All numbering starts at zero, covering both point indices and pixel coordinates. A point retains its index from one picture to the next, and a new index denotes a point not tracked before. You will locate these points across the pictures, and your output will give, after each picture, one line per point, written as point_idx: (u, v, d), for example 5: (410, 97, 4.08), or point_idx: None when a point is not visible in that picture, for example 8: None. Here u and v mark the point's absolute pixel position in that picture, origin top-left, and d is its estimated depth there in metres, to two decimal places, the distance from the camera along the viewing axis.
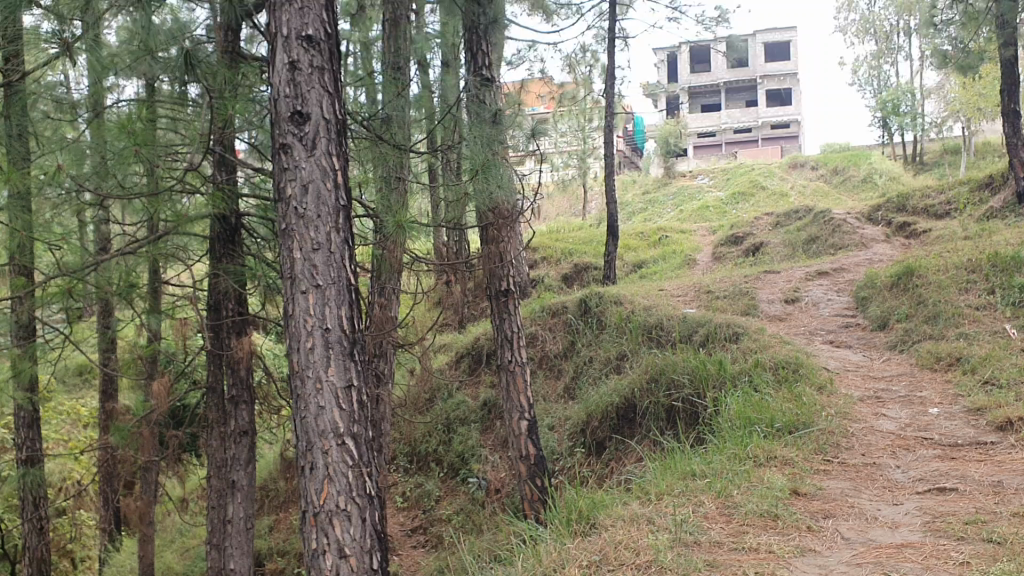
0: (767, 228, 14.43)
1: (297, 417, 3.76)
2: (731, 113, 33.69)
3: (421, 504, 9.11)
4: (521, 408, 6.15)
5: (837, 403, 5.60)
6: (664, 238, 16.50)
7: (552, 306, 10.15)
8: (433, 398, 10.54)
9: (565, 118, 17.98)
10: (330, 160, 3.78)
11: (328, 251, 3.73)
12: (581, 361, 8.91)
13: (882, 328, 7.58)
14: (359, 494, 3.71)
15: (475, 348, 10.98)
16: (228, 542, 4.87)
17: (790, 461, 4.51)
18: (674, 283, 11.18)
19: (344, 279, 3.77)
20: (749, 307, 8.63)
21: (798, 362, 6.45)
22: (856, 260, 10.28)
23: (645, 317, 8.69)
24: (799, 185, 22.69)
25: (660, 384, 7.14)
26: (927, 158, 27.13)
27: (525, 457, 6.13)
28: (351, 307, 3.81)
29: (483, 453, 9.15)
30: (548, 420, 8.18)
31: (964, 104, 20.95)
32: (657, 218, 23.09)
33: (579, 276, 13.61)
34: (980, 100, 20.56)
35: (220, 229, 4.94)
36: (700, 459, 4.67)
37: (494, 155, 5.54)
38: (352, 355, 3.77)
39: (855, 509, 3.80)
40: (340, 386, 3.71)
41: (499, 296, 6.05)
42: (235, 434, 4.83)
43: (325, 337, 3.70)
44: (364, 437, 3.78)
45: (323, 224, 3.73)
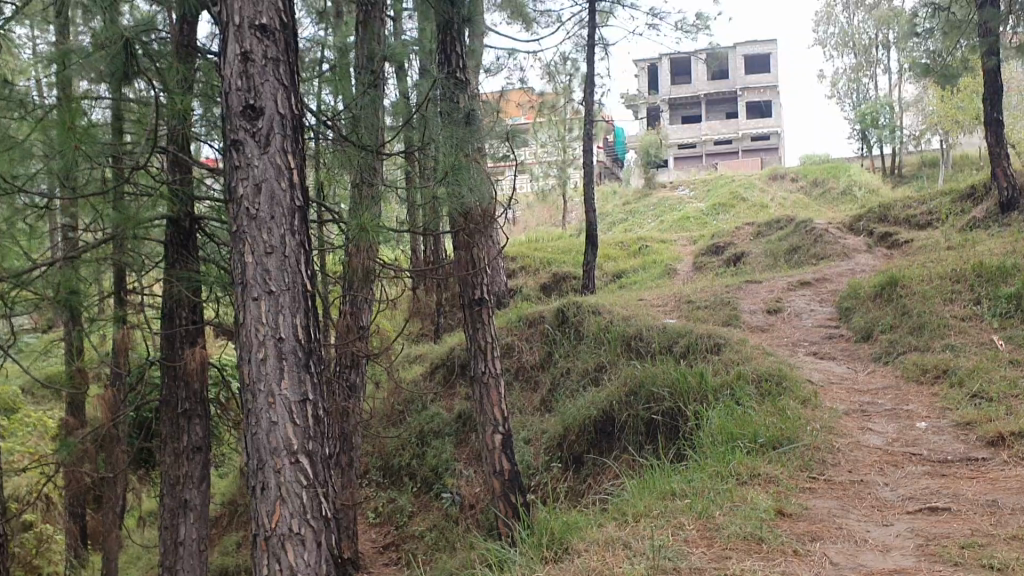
0: (748, 238, 14.27)
1: (248, 434, 3.50)
2: (711, 125, 33.37)
3: (393, 519, 8.84)
4: (495, 421, 5.90)
5: (821, 417, 5.39)
6: (644, 248, 16.33)
7: (530, 316, 9.91)
8: (406, 410, 10.27)
9: (545, 127, 17.79)
10: (284, 157, 3.54)
11: (282, 255, 3.48)
12: (558, 373, 8.67)
13: (866, 339, 7.40)
14: (314, 517, 3.44)
15: (449, 359, 10.69)
16: (179, 566, 4.60)
17: (774, 479, 4.30)
18: (653, 293, 10.98)
19: (299, 285, 3.52)
20: (730, 318, 8.43)
21: (781, 374, 6.24)
22: (838, 270, 10.11)
23: (623, 328, 8.47)
24: (779, 197, 22.61)
25: (639, 397, 6.91)
26: (905, 170, 27.16)
27: (499, 472, 5.87)
28: (307, 316, 3.56)
29: (458, 467, 8.89)
30: (524, 434, 7.93)
31: (943, 117, 20.88)
32: (637, 228, 22.97)
33: (558, 286, 13.39)
34: (958, 113, 20.50)
35: (173, 233, 4.66)
36: (681, 477, 4.45)
37: (465, 157, 5.32)
38: (308, 366, 3.52)
39: (843, 531, 3.58)
40: (294, 400, 3.45)
41: (472, 305, 5.81)
42: (188, 450, 4.58)
43: (278, 347, 3.44)
44: (320, 455, 3.52)
45: (277, 226, 3.48)
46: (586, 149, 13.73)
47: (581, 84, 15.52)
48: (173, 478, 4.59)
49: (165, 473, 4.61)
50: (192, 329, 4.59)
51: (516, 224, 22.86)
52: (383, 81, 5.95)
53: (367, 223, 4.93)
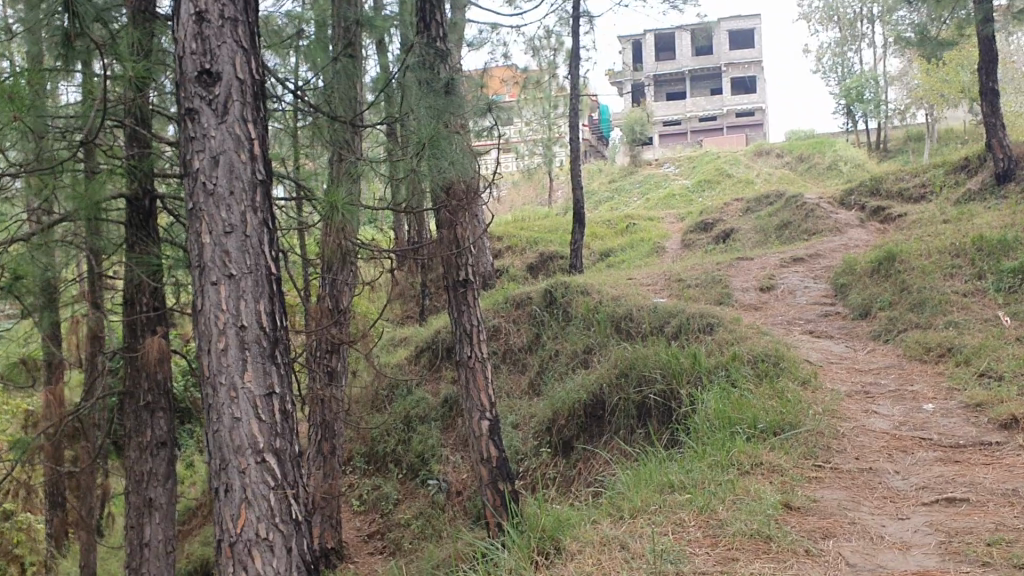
0: (737, 213, 14.01)
1: (208, 431, 3.20)
2: (696, 102, 33.06)
3: (378, 507, 8.57)
4: (481, 407, 5.60)
5: (823, 399, 5.13)
6: (631, 225, 16.06)
7: (515, 297, 9.61)
8: (391, 395, 9.98)
9: (529, 104, 17.44)
10: (244, 127, 3.22)
11: (243, 235, 3.17)
12: (546, 356, 8.40)
13: (864, 316, 7.15)
14: (282, 520, 3.15)
15: (434, 342, 10.38)
16: (145, 569, 4.29)
17: (778, 468, 4.04)
18: (643, 272, 10.69)
19: (264, 267, 3.22)
20: (723, 296, 8.16)
21: (779, 355, 5.98)
22: (831, 245, 9.86)
23: (613, 308, 8.18)
24: (765, 172, 22.36)
25: (630, 379, 6.64)
26: (891, 144, 26.92)
27: (487, 460, 5.58)
28: (272, 301, 3.25)
29: (444, 453, 8.62)
30: (511, 419, 7.66)
31: (928, 90, 20.60)
32: (623, 205, 22.69)
33: (544, 266, 13.10)
34: (944, 86, 20.20)
35: (131, 214, 4.31)
36: (678, 467, 4.18)
37: (446, 128, 5.00)
38: (274, 357, 3.22)
39: (856, 526, 3.33)
40: (259, 393, 3.15)
41: (457, 286, 5.51)
42: (152, 445, 4.25)
43: (240, 336, 3.14)
44: (289, 452, 3.23)
45: (236, 204, 3.17)
46: (572, 125, 13.41)
47: (566, 59, 15.18)
48: (137, 474, 4.26)
49: (129, 468, 4.29)
50: (154, 315, 4.29)
51: (500, 203, 22.51)
52: (361, 51, 5.61)
53: (340, 199, 4.62)
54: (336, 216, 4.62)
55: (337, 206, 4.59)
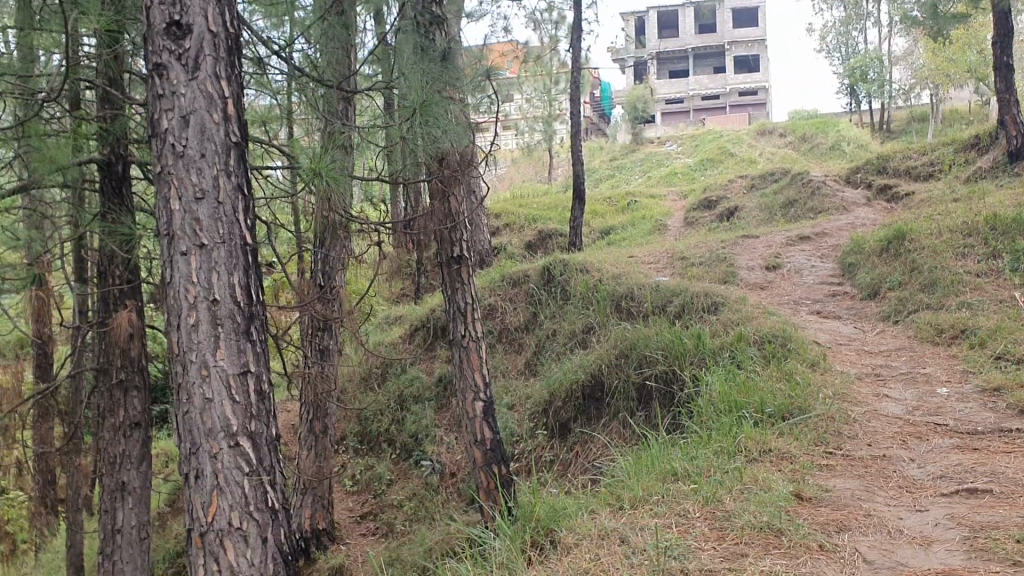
0: (741, 191, 13.75)
1: (178, 414, 2.96)
2: (699, 80, 32.68)
3: (371, 487, 8.37)
4: (476, 387, 5.38)
5: (833, 383, 4.91)
6: (633, 203, 15.83)
7: (513, 275, 9.38)
8: (385, 373, 9.77)
9: (529, 80, 17.14)
10: (217, 85, 2.96)
11: (215, 201, 2.93)
12: (543, 335, 8.18)
13: (873, 297, 6.92)
14: (257, 509, 2.93)
15: (430, 320, 10.15)
16: (117, 556, 4.10)
17: (787, 455, 3.83)
18: (644, 250, 10.45)
19: (238, 237, 2.98)
20: (726, 275, 7.91)
21: (786, 336, 5.75)
22: (838, 224, 9.62)
23: (613, 287, 7.95)
24: (767, 152, 22.04)
25: (630, 359, 6.41)
26: (895, 125, 26.54)
27: (481, 441, 5.37)
28: (248, 274, 3.01)
29: (439, 434, 8.42)
30: (507, 400, 7.45)
31: (934, 70, 20.16)
32: (624, 183, 22.44)
33: (543, 244, 12.86)
34: (950, 65, 19.72)
35: (105, 179, 4.07)
36: (681, 454, 3.96)
37: (439, 93, 4.75)
38: (249, 333, 2.98)
39: (873, 518, 3.11)
40: (232, 373, 2.92)
41: (451, 262, 5.27)
42: (126, 426, 4.02)
43: (212, 311, 2.90)
44: (265, 436, 3.00)
45: (209, 167, 2.93)
46: (573, 100, 13.13)
47: (568, 34, 14.88)
48: (109, 457, 4.06)
49: (102, 450, 4.08)
50: (127, 289, 4.05)
51: (500, 181, 22.27)
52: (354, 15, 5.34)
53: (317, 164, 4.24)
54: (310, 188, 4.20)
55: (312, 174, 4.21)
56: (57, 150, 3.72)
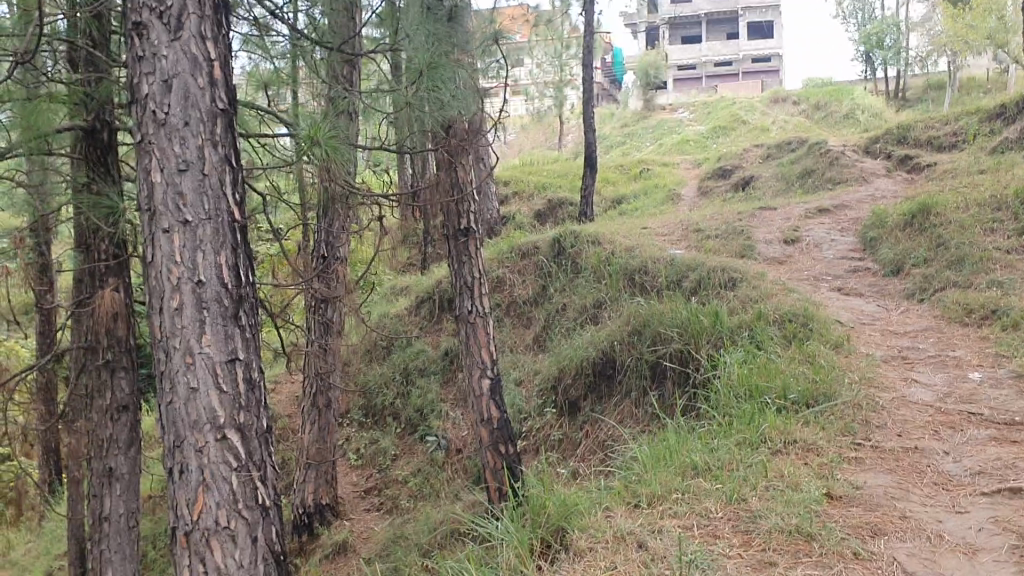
0: (756, 161, 13.44)
1: (161, 404, 2.75)
2: (712, 46, 32.14)
3: (376, 462, 8.18)
4: (483, 364, 5.18)
5: (859, 366, 4.67)
6: (645, 171, 15.54)
7: (522, 246, 9.14)
8: (391, 345, 9.58)
9: (540, 45, 16.80)
10: (203, 46, 2.71)
11: (200, 173, 2.69)
12: (552, 310, 7.95)
13: (896, 273, 6.66)
14: (246, 507, 2.71)
15: (437, 291, 9.93)
16: (105, 545, 3.95)
17: (813, 447, 3.60)
18: (657, 221, 10.18)
19: (225, 213, 2.74)
20: (743, 249, 7.64)
21: (807, 315, 5.50)
22: (858, 196, 9.33)
23: (626, 260, 7.70)
24: (781, 119, 21.63)
25: (643, 337, 6.18)
26: (910, 93, 26.02)
27: (488, 420, 5.19)
28: (236, 252, 2.78)
29: (445, 409, 8.23)
30: (514, 376, 7.24)
31: (952, 37, 19.63)
32: (635, 151, 22.12)
33: (553, 213, 12.60)
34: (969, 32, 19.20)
35: (88, 147, 3.82)
36: (700, 444, 3.74)
37: (444, 55, 4.47)
38: (237, 318, 2.75)
39: (909, 522, 2.88)
40: (219, 360, 2.70)
41: (459, 235, 5.04)
42: (113, 410, 3.82)
43: (197, 293, 2.67)
44: (255, 428, 2.78)
45: (193, 136, 2.68)
46: (585, 67, 12.80)
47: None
48: (97, 441, 3.87)
49: (87, 434, 3.89)
50: (114, 264, 3.81)
51: (509, 148, 21.97)
52: None
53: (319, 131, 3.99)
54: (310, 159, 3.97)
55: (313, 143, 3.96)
56: (37, 114, 3.43)
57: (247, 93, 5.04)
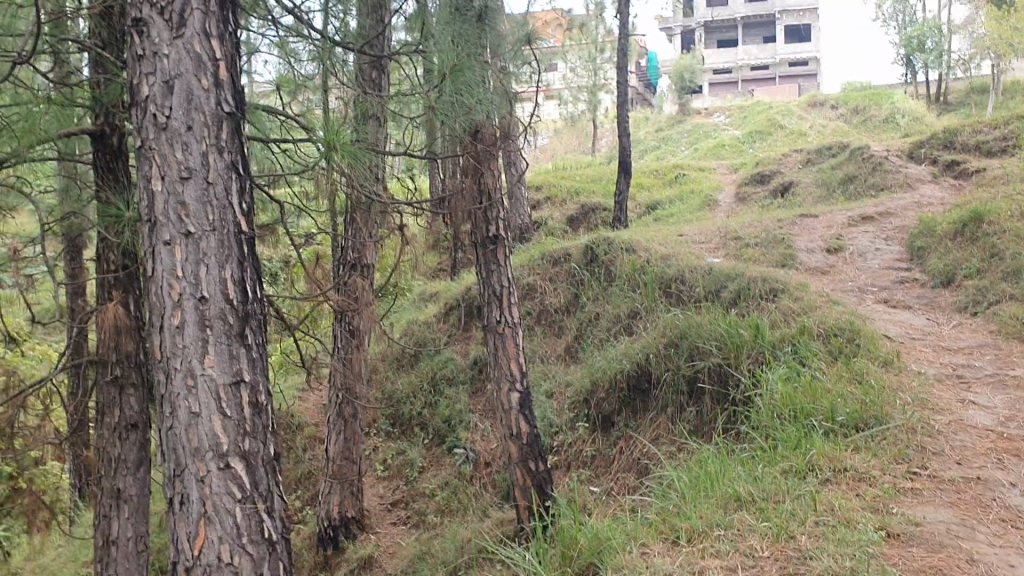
0: (795, 166, 13.10)
1: (162, 429, 2.55)
2: (748, 49, 31.71)
3: (403, 473, 7.95)
4: (512, 377, 5.04)
5: (910, 386, 4.38)
6: (681, 176, 15.25)
7: (553, 254, 8.91)
8: (419, 353, 9.39)
9: (574, 49, 16.59)
10: (207, 44, 2.51)
11: (204, 181, 2.50)
12: (585, 319, 7.70)
13: (946, 285, 6.34)
14: (251, 541, 2.50)
15: (466, 299, 9.72)
16: (112, 570, 3.77)
17: (865, 475, 3.33)
18: (693, 227, 9.90)
19: (231, 223, 2.54)
20: (784, 258, 7.35)
21: (854, 329, 5.21)
22: (903, 202, 8.99)
23: (661, 269, 7.44)
24: (819, 124, 21.20)
25: (679, 349, 5.93)
26: (952, 96, 25.39)
27: (517, 436, 5.04)
28: (243, 266, 2.58)
29: (473, 420, 8.00)
30: (545, 387, 7.01)
31: (996, 39, 19.02)
32: (670, 155, 21.82)
33: (586, 218, 12.36)
34: (1014, 34, 18.50)
35: (98, 153, 3.62)
36: (743, 472, 3.49)
37: (471, 58, 4.26)
38: (243, 337, 2.55)
39: (977, 566, 2.62)
40: (223, 382, 2.50)
41: (488, 243, 4.91)
42: (121, 428, 3.65)
43: (199, 310, 2.48)
44: (261, 455, 2.57)
45: (196, 141, 2.49)
46: (619, 69, 12.55)
47: (614, 2, 14.27)
48: (105, 460, 3.71)
49: (95, 453, 3.72)
50: (123, 277, 3.60)
51: (542, 153, 21.76)
52: None
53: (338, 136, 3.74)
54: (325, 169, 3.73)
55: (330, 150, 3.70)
56: (30, 121, 3.29)
57: (270, 98, 4.87)
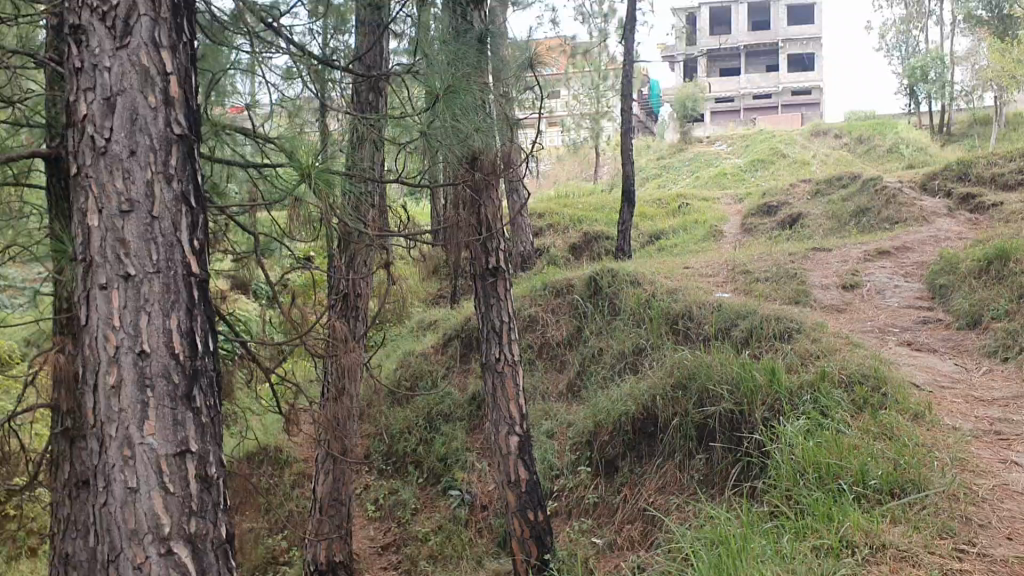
0: (804, 196, 12.76)
1: (93, 507, 2.16)
2: (751, 78, 31.51)
3: (394, 515, 7.47)
4: (510, 419, 4.75)
5: (946, 444, 3.97)
6: (685, 205, 14.91)
7: (555, 284, 8.54)
8: (415, 387, 8.99)
9: (577, 76, 16.33)
10: (156, 56, 2.16)
11: (148, 215, 2.13)
12: (588, 355, 7.31)
13: (972, 327, 5.96)
14: None
15: (464, 330, 9.33)
16: None
17: (909, 554, 2.95)
18: (700, 259, 9.54)
19: (179, 265, 2.17)
20: (798, 295, 6.98)
21: (880, 377, 4.83)
22: (920, 236, 8.64)
23: (668, 304, 7.08)
24: (822, 154, 20.90)
25: (688, 392, 5.54)
26: (956, 127, 25.08)
27: (515, 484, 4.75)
28: (193, 315, 2.21)
29: (470, 459, 7.58)
30: (545, 427, 6.59)
31: (999, 72, 18.56)
32: (672, 183, 21.50)
33: (588, 247, 12.00)
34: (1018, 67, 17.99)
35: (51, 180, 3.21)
36: (770, 548, 3.12)
37: (466, 79, 3.88)
38: (190, 398, 2.17)
39: None
40: (166, 452, 2.12)
41: (486, 275, 4.64)
42: (72, 485, 3.23)
43: (139, 367, 2.10)
44: (211, 536, 2.19)
45: (140, 169, 2.12)
46: (623, 96, 12.25)
47: (618, 28, 14.02)
48: (54, 521, 3.30)
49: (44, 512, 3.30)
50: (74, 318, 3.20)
51: (543, 178, 21.44)
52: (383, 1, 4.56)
53: (318, 165, 3.34)
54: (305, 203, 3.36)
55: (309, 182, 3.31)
56: None
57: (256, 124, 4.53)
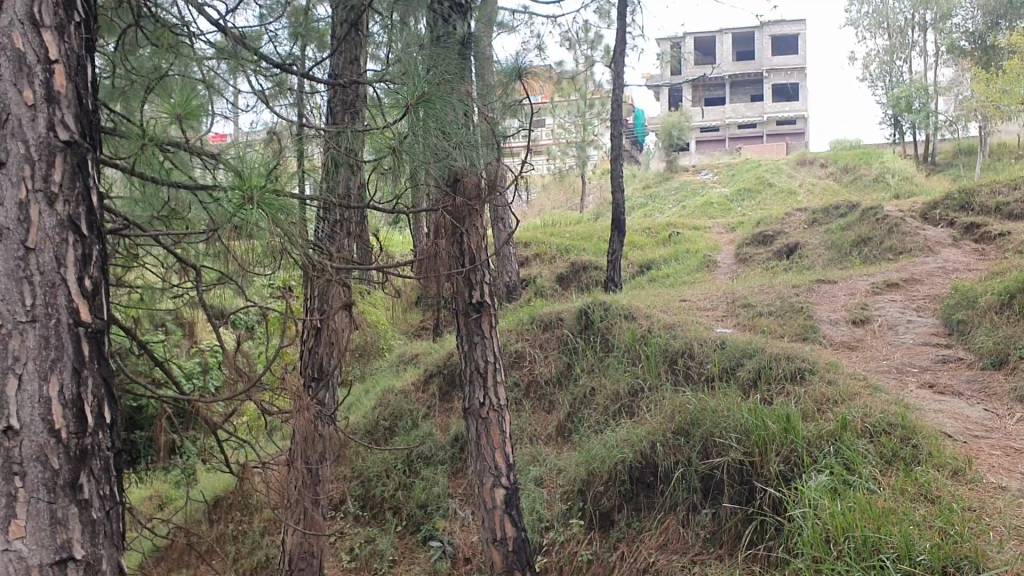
0: (800, 226, 12.33)
1: None
2: (736, 107, 31.31)
3: (369, 567, 6.84)
4: (494, 468, 4.24)
5: (997, 507, 3.48)
6: (675, 234, 14.46)
7: (544, 317, 8.04)
8: (393, 427, 8.42)
9: (563, 104, 15.89)
10: (34, 40, 1.81)
11: (21, 247, 1.76)
12: (579, 395, 6.78)
13: (998, 366, 5.50)
14: None
15: (446, 366, 8.79)
16: None
17: None
18: (694, 291, 9.04)
19: (63, 312, 1.81)
20: (805, 330, 6.51)
21: (909, 426, 4.33)
22: (926, 267, 8.21)
23: (666, 341, 6.58)
24: (808, 183, 20.54)
25: (691, 438, 5.04)
26: (942, 157, 24.83)
27: (501, 542, 4.22)
28: (81, 378, 1.83)
29: (452, 507, 6.99)
30: (533, 473, 6.05)
31: (984, 102, 18.15)
32: (658, 213, 21.05)
33: (576, 278, 11.52)
34: (1002, 98, 17.57)
35: None
36: None
37: (443, 84, 3.34)
38: (74, 487, 1.78)
39: None
40: (42, 562, 1.71)
41: (469, 310, 4.16)
42: None
43: (6, 446, 1.70)
44: None
45: (12, 186, 1.76)
46: (612, 123, 11.81)
47: (606, 54, 13.63)
48: None
49: None
50: None
51: (528, 207, 20.94)
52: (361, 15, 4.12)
53: (261, 185, 2.72)
54: (247, 229, 2.74)
55: (251, 205, 2.69)
56: None
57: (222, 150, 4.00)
